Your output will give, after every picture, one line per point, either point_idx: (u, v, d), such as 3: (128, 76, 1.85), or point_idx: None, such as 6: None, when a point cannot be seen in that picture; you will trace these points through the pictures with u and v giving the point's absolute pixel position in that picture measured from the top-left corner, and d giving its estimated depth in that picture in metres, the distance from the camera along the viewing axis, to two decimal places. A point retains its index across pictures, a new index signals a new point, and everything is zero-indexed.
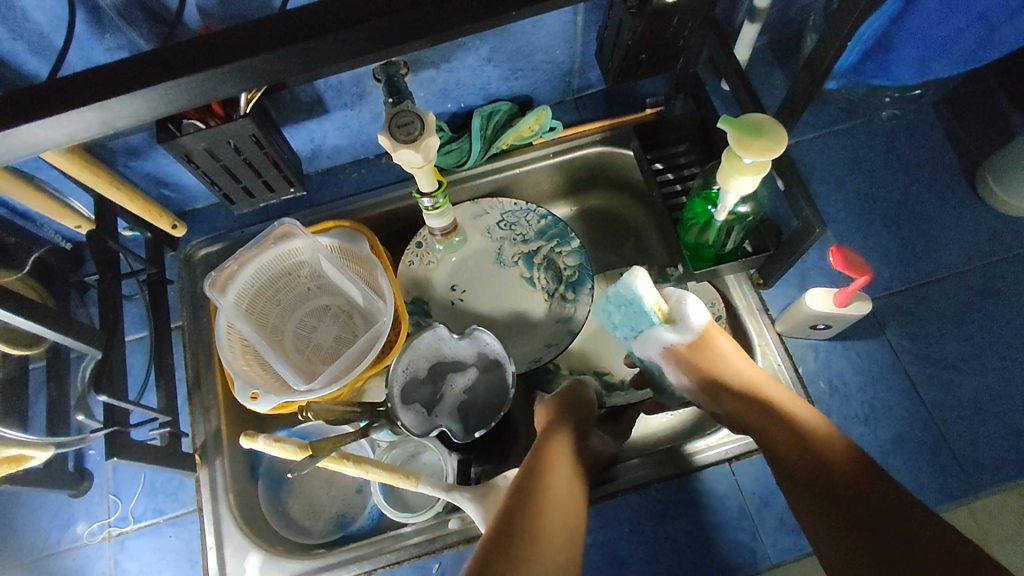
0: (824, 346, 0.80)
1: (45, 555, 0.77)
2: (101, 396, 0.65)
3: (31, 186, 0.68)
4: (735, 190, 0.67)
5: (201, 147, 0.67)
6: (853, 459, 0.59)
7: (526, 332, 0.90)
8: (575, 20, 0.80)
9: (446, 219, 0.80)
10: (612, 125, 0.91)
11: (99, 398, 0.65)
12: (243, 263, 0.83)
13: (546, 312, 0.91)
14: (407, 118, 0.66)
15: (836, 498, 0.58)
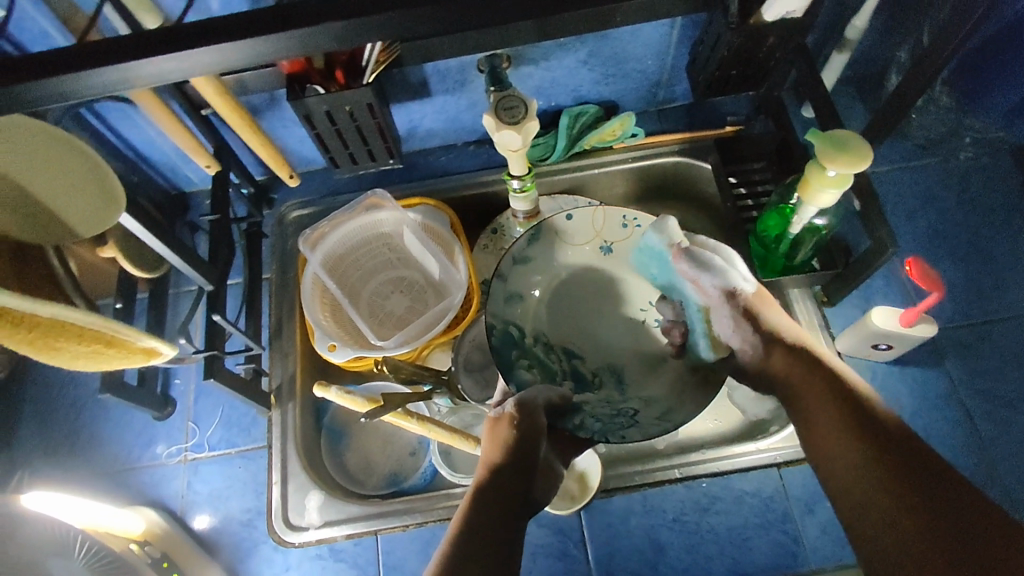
0: (881, 369, 0.82)
1: (125, 468, 0.83)
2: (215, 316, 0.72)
3: (178, 122, 0.75)
4: (818, 202, 0.70)
5: (323, 109, 0.74)
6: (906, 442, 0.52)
7: (505, 261, 0.80)
8: (671, 33, 0.85)
9: (528, 202, 0.85)
10: (691, 138, 0.95)
11: (213, 317, 0.72)
12: (336, 225, 0.90)
13: None
14: (513, 102, 0.71)
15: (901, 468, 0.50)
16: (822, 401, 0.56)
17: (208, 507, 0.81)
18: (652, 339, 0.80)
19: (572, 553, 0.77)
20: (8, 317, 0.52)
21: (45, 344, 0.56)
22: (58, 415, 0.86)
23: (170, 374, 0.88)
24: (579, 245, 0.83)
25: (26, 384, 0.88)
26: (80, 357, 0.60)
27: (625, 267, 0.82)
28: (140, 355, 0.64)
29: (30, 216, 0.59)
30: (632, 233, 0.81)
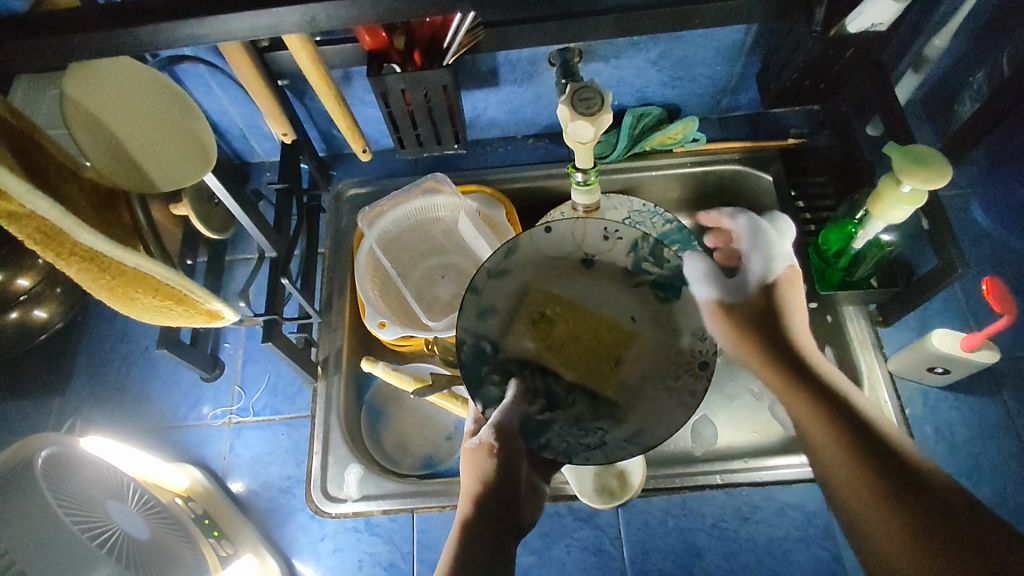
0: (934, 394, 0.81)
1: (171, 426, 0.85)
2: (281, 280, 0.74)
3: (264, 89, 0.74)
4: (889, 216, 0.70)
5: (399, 88, 0.75)
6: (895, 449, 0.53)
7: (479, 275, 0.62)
8: (746, 40, 0.85)
9: (591, 197, 0.84)
10: (753, 147, 0.94)
11: (281, 280, 0.73)
12: (394, 205, 0.91)
13: None
14: (589, 94, 0.71)
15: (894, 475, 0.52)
16: (821, 425, 0.57)
17: (249, 471, 0.82)
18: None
19: (607, 549, 0.76)
20: (95, 261, 0.47)
21: (122, 293, 0.52)
22: (110, 368, 0.88)
23: (221, 337, 0.89)
24: (556, 257, 0.67)
25: (82, 335, 0.90)
26: (147, 310, 0.56)
27: (605, 281, 0.68)
28: (202, 317, 0.60)
29: (114, 155, 0.59)
30: (615, 245, 0.65)
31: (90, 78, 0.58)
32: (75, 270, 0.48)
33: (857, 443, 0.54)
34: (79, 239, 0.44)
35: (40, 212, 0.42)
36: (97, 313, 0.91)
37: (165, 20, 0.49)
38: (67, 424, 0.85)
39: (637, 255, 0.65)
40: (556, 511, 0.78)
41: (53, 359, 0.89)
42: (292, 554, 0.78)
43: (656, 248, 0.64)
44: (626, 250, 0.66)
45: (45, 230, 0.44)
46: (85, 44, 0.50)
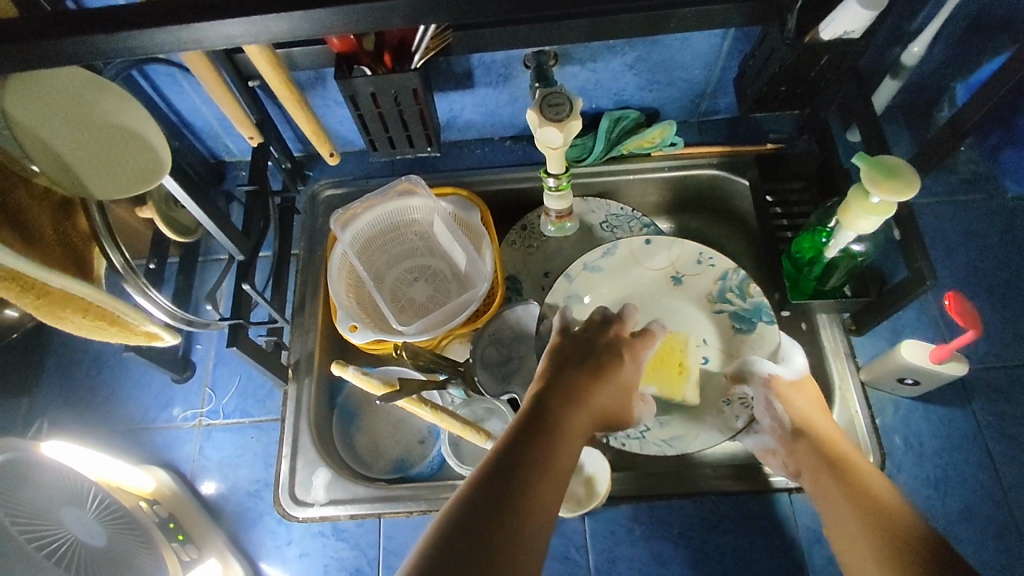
0: (905, 404, 0.81)
1: (140, 428, 0.84)
2: (246, 285, 0.74)
3: (228, 90, 0.73)
4: (857, 227, 0.69)
5: (368, 91, 0.74)
6: (887, 508, 0.59)
7: (574, 265, 0.84)
8: (722, 44, 0.84)
9: (563, 203, 0.84)
10: (730, 152, 0.93)
11: (243, 286, 0.72)
12: (368, 207, 0.90)
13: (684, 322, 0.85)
14: (558, 100, 0.70)
15: (884, 529, 0.58)
16: (829, 483, 0.65)
17: (218, 473, 0.82)
18: (711, 378, 0.80)
19: (573, 557, 0.76)
20: (18, 281, 0.51)
21: (52, 313, 0.55)
22: (81, 368, 0.88)
23: (192, 339, 0.89)
24: (652, 270, 0.85)
25: (53, 334, 0.90)
26: (82, 330, 0.59)
27: (688, 298, 0.84)
28: (139, 335, 0.63)
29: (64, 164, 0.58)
30: (704, 270, 0.84)
31: (35, 88, 0.55)
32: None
33: (832, 496, 0.64)
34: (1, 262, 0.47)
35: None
36: None
37: (111, 25, 0.48)
38: (35, 424, 0.84)
39: (722, 285, 0.83)
40: None
41: (23, 357, 0.88)
42: (258, 558, 0.78)
43: (743, 285, 0.82)
44: (715, 279, 0.83)
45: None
46: (12, 54, 0.48)
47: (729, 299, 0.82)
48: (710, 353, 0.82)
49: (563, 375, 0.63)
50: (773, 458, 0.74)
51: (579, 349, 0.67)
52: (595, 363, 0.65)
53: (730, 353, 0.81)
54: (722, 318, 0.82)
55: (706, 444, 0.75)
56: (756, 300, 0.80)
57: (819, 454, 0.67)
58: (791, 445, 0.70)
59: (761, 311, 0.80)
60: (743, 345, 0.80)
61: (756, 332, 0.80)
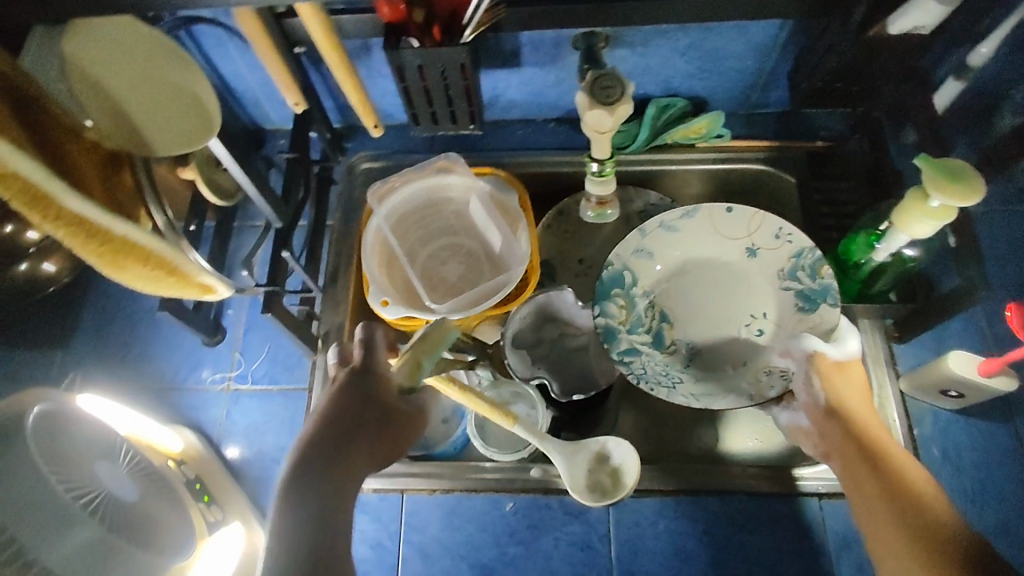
0: (945, 415, 0.78)
1: (169, 388, 0.85)
2: (284, 252, 0.74)
3: (276, 54, 0.73)
4: (912, 229, 0.67)
5: (416, 64, 0.73)
6: (928, 508, 0.57)
7: (652, 221, 0.79)
8: (779, 35, 0.81)
9: (606, 189, 0.82)
10: (778, 146, 0.91)
11: (283, 253, 0.72)
12: (405, 181, 0.89)
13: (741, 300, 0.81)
14: (609, 82, 0.69)
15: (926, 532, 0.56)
16: (865, 475, 0.62)
17: (245, 437, 0.82)
18: (758, 350, 0.77)
19: (595, 546, 0.75)
20: (83, 227, 0.52)
21: (112, 262, 0.56)
22: (114, 326, 0.89)
23: (224, 304, 0.89)
24: (727, 239, 0.80)
25: (89, 291, 0.90)
26: (139, 279, 0.60)
27: (761, 275, 0.79)
28: (188, 285, 0.64)
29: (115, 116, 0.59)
30: (782, 246, 0.77)
31: (88, 37, 0.57)
32: (62, 236, 0.52)
33: (860, 478, 0.63)
34: (65, 203, 0.49)
35: (26, 175, 0.47)
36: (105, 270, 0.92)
37: None
38: (69, 378, 0.86)
39: (797, 263, 0.77)
40: (547, 503, 0.77)
41: (58, 312, 0.89)
42: None
43: (816, 265, 0.76)
44: (790, 255, 0.77)
45: (34, 194, 0.48)
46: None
47: (799, 277, 0.76)
48: (764, 326, 0.78)
49: (348, 421, 0.59)
50: (806, 437, 0.72)
51: (364, 394, 0.61)
52: (374, 414, 0.61)
53: (785, 328, 0.76)
54: (786, 296, 0.77)
55: (732, 405, 0.72)
56: (825, 282, 0.74)
57: (856, 443, 0.64)
58: (823, 425, 0.68)
59: (826, 293, 0.74)
60: (799, 322, 0.75)
61: (817, 313, 0.74)
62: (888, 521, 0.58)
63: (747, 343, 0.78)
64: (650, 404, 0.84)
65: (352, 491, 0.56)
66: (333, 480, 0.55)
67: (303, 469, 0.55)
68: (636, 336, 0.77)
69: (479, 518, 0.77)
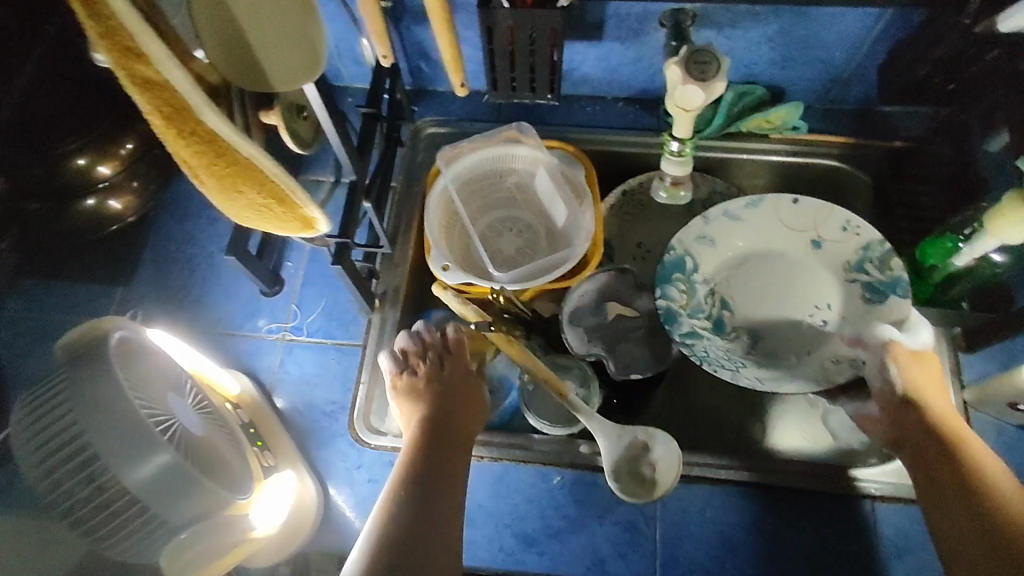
0: (1010, 432, 0.76)
1: (225, 333, 0.85)
2: (357, 207, 0.74)
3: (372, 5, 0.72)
4: (1004, 234, 0.65)
5: (506, 25, 0.72)
6: (996, 492, 0.59)
7: (715, 208, 0.79)
8: (874, 27, 0.79)
9: (683, 170, 0.81)
10: (853, 143, 0.90)
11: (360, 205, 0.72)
12: (475, 147, 0.89)
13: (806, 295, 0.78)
14: (706, 58, 0.67)
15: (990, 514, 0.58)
16: (934, 459, 0.64)
17: (296, 388, 0.82)
18: (824, 339, 0.76)
19: (641, 528, 0.75)
20: (213, 145, 0.46)
21: (227, 184, 0.51)
22: (175, 268, 0.89)
23: (284, 255, 0.89)
24: (793, 230, 0.78)
25: (152, 231, 0.91)
26: (248, 207, 0.55)
27: (826, 267, 0.77)
28: (296, 223, 0.58)
29: (234, 51, 0.55)
30: (850, 239, 0.76)
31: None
32: (189, 151, 0.47)
33: (930, 463, 0.64)
34: (206, 119, 0.44)
35: (174, 84, 0.41)
36: (169, 212, 0.92)
37: None
38: (129, 314, 0.87)
39: (862, 257, 0.75)
40: (594, 481, 0.77)
41: (121, 250, 0.90)
42: (327, 477, 0.78)
43: (885, 258, 0.75)
44: (857, 248, 0.76)
45: (174, 102, 0.43)
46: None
47: (866, 269, 0.75)
48: (829, 317, 0.76)
49: (434, 436, 0.71)
50: (873, 426, 0.72)
51: (435, 404, 0.74)
52: (443, 432, 0.72)
53: (853, 321, 0.75)
54: (853, 289, 0.76)
55: (802, 390, 0.72)
56: (895, 274, 0.74)
57: (927, 427, 0.66)
58: (897, 412, 0.68)
59: (896, 285, 0.74)
60: (869, 314, 0.74)
61: (886, 305, 0.74)
62: (953, 500, 0.61)
63: (812, 333, 0.76)
64: (688, 393, 0.82)
65: (457, 496, 0.67)
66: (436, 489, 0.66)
67: (411, 493, 0.65)
68: (698, 320, 0.76)
69: (525, 489, 0.77)
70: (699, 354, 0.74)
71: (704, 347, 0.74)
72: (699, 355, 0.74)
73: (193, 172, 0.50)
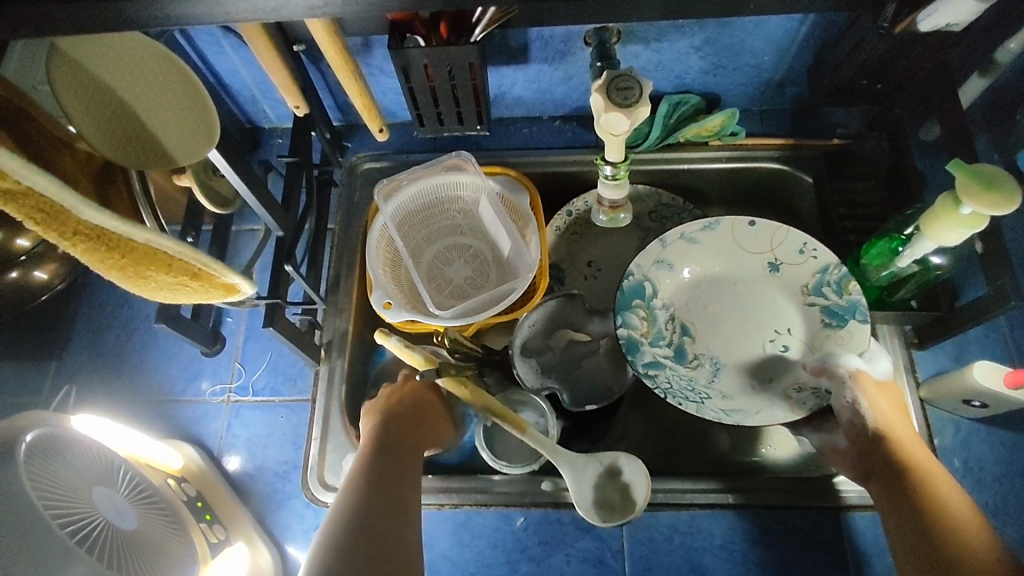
0: (967, 425, 0.76)
1: (168, 401, 0.82)
2: (286, 265, 0.71)
3: (277, 57, 0.70)
4: (944, 238, 0.64)
5: (422, 63, 0.70)
6: (953, 530, 0.58)
7: (673, 231, 0.76)
8: (800, 30, 0.78)
9: (619, 192, 0.80)
10: (794, 144, 0.88)
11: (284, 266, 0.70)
12: (412, 180, 0.84)
13: (766, 316, 0.76)
14: (627, 83, 0.66)
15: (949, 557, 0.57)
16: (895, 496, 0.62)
17: (245, 452, 0.79)
18: (787, 366, 0.74)
19: (609, 562, 0.74)
20: (102, 240, 0.45)
21: (135, 274, 0.50)
22: (109, 335, 0.86)
23: (223, 311, 0.86)
24: (748, 253, 0.77)
25: (82, 298, 0.88)
26: (162, 287, 0.53)
27: (782, 290, 0.76)
28: (220, 292, 0.56)
29: (116, 131, 0.58)
30: (807, 262, 0.75)
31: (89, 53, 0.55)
32: (82, 251, 0.46)
33: (896, 500, 0.62)
34: (85, 216, 0.43)
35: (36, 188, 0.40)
36: (99, 276, 0.89)
37: None
38: (64, 390, 0.83)
39: (820, 279, 0.74)
40: (559, 518, 0.75)
41: (52, 322, 0.86)
42: (284, 542, 0.76)
43: (842, 282, 0.73)
44: (813, 271, 0.75)
45: (46, 207, 0.42)
46: (57, 14, 0.44)
47: (825, 294, 0.74)
48: (790, 343, 0.75)
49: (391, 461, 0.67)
50: (839, 458, 0.70)
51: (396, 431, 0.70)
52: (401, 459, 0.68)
53: (813, 346, 0.74)
54: (813, 312, 0.75)
55: (765, 420, 0.70)
56: (854, 298, 0.72)
57: (889, 463, 0.64)
58: (865, 445, 0.66)
59: (855, 309, 0.72)
60: (829, 340, 0.73)
61: (845, 329, 0.72)
62: (913, 539, 0.59)
63: (774, 359, 0.75)
64: (659, 416, 0.81)
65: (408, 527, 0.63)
66: (387, 500, 0.63)
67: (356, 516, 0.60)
68: (658, 348, 0.75)
69: (489, 534, 0.75)
70: (660, 383, 0.72)
71: (665, 381, 0.72)
72: (659, 386, 0.71)
73: (100, 270, 0.49)
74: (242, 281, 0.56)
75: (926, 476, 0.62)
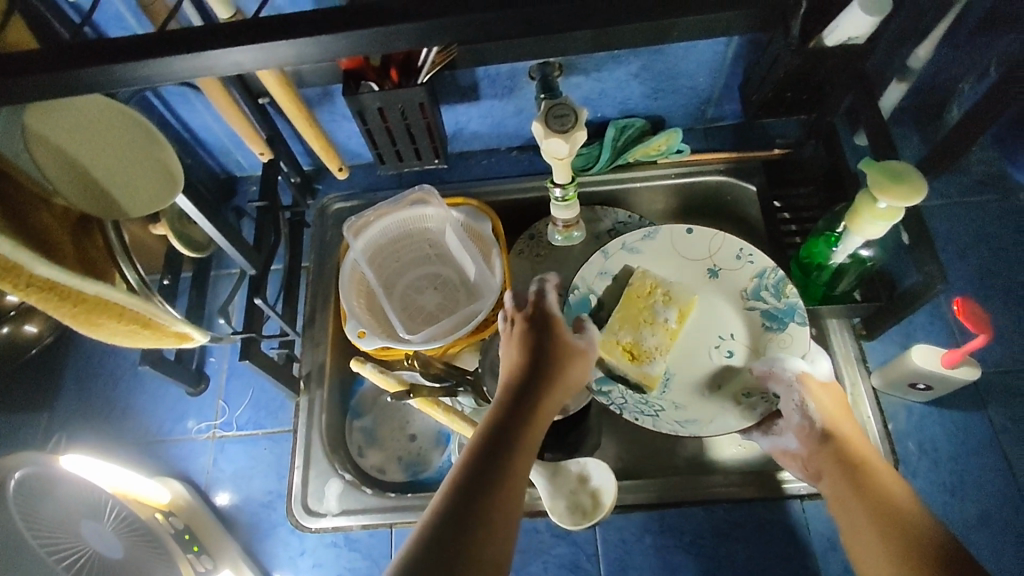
0: (919, 409, 0.80)
1: (155, 441, 0.86)
2: (257, 300, 0.76)
3: (238, 109, 0.76)
4: (867, 231, 0.69)
5: (376, 106, 0.75)
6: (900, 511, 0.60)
7: (615, 243, 0.83)
8: (726, 51, 0.84)
9: (571, 211, 0.85)
10: (737, 158, 0.93)
11: (255, 300, 0.75)
12: (380, 216, 0.88)
13: (710, 324, 0.81)
14: (563, 111, 0.71)
15: (901, 533, 0.59)
16: (847, 488, 0.65)
17: (231, 485, 0.82)
18: (734, 371, 0.79)
19: (584, 565, 0.76)
20: (54, 292, 0.50)
21: (87, 321, 0.54)
22: (98, 382, 0.89)
23: (206, 352, 0.90)
24: (688, 261, 0.84)
25: (71, 349, 0.92)
26: (116, 336, 0.58)
27: (720, 295, 0.82)
28: (172, 338, 0.62)
29: (88, 186, 0.64)
30: (744, 266, 0.82)
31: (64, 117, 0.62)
32: (36, 300, 0.50)
33: (844, 493, 0.65)
34: (36, 270, 0.48)
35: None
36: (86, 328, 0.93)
37: (114, 60, 0.48)
38: (55, 439, 0.86)
39: (760, 283, 0.81)
40: (534, 527, 0.78)
41: (42, 375, 0.90)
42: (272, 569, 0.79)
43: (779, 284, 0.80)
44: (753, 275, 0.81)
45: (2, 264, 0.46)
46: (26, 86, 0.49)
47: (764, 297, 0.80)
48: (735, 348, 0.80)
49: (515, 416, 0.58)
50: (791, 460, 0.73)
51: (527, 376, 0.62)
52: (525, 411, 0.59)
53: (757, 349, 0.79)
54: (754, 316, 0.80)
55: (720, 428, 0.74)
56: (791, 300, 0.78)
57: (836, 459, 0.67)
58: (816, 446, 0.69)
59: (793, 311, 0.78)
60: (772, 343, 0.78)
61: (786, 332, 0.78)
62: (867, 527, 0.61)
63: (722, 367, 0.79)
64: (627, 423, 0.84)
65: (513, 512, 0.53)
66: (502, 465, 0.54)
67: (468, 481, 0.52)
68: None
69: None
70: (615, 400, 0.76)
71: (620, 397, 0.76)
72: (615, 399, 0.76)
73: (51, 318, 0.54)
74: (190, 328, 0.63)
75: (866, 466, 0.65)
